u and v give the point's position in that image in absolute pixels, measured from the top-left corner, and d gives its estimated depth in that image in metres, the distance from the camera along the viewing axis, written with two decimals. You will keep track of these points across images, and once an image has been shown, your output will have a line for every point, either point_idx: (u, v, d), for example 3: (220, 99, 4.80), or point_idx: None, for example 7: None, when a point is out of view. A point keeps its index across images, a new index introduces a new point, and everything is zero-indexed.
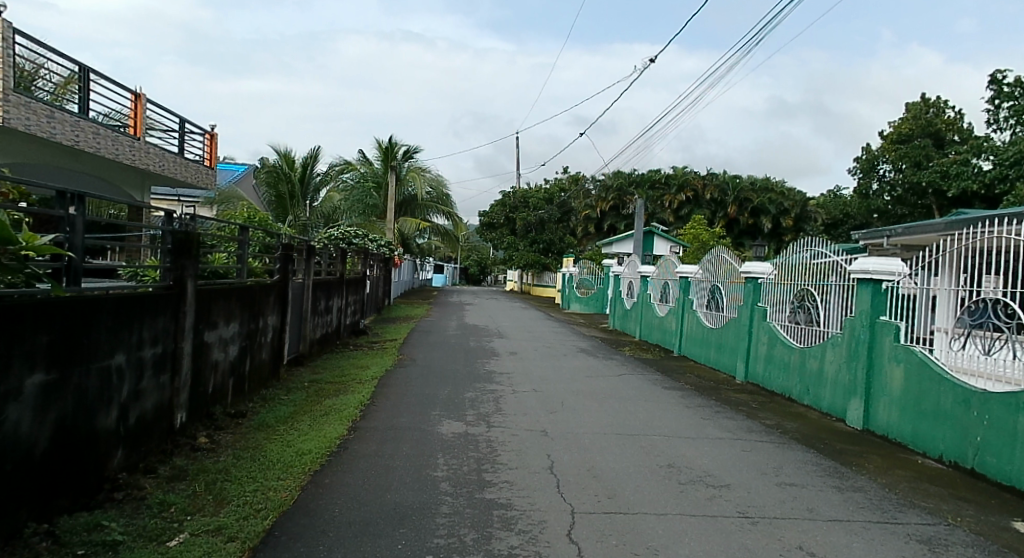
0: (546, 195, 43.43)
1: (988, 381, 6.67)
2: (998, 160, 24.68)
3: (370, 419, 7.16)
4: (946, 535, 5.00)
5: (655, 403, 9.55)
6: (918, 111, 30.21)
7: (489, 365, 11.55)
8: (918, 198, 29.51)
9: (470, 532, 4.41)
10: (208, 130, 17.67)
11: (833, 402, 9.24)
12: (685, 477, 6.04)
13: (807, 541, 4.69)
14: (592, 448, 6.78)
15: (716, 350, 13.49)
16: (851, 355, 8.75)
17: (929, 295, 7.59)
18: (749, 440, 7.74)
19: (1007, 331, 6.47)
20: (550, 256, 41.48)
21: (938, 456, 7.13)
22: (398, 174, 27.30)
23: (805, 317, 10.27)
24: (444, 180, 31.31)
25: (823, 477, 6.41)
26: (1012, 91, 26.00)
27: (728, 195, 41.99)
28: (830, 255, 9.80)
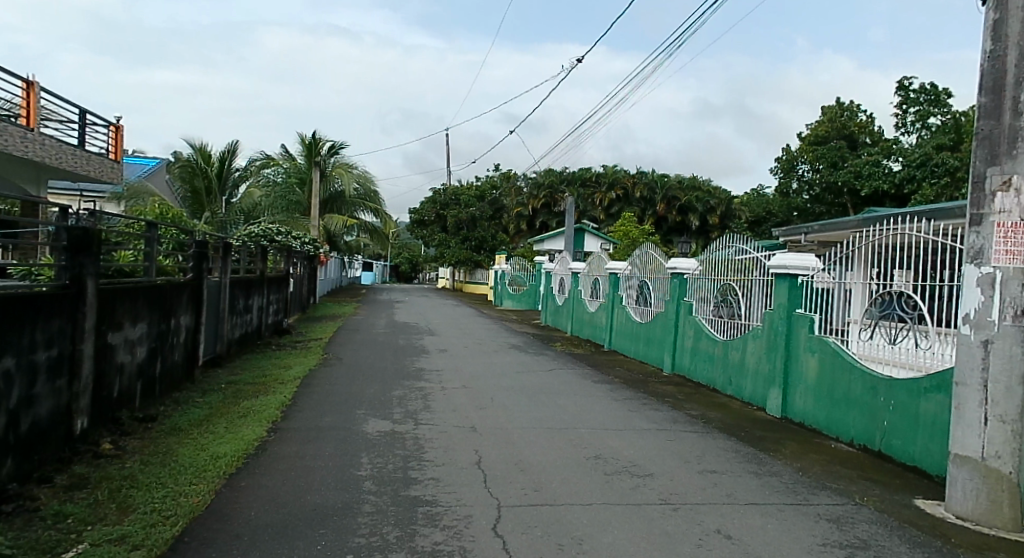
0: (477, 193, 43.46)
1: (894, 367, 7.07)
2: (906, 161, 26.55)
3: (292, 420, 7.02)
4: (853, 514, 5.26)
5: (583, 396, 9.69)
6: (833, 114, 31.45)
7: (418, 363, 11.49)
8: (835, 197, 30.81)
9: (393, 530, 4.37)
10: (112, 121, 16.88)
11: (754, 391, 9.60)
12: (611, 468, 6.17)
13: (724, 525, 4.86)
14: (520, 443, 6.84)
15: (645, 344, 13.82)
16: (770, 347, 9.11)
17: (842, 288, 7.94)
18: (673, 430, 7.94)
19: (910, 321, 6.84)
20: (482, 253, 41.50)
21: (849, 441, 7.50)
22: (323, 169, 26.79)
23: (728, 311, 10.60)
24: (372, 176, 30.83)
25: (743, 464, 6.65)
26: (918, 97, 27.54)
27: (657, 194, 42.82)
28: (751, 252, 10.12)
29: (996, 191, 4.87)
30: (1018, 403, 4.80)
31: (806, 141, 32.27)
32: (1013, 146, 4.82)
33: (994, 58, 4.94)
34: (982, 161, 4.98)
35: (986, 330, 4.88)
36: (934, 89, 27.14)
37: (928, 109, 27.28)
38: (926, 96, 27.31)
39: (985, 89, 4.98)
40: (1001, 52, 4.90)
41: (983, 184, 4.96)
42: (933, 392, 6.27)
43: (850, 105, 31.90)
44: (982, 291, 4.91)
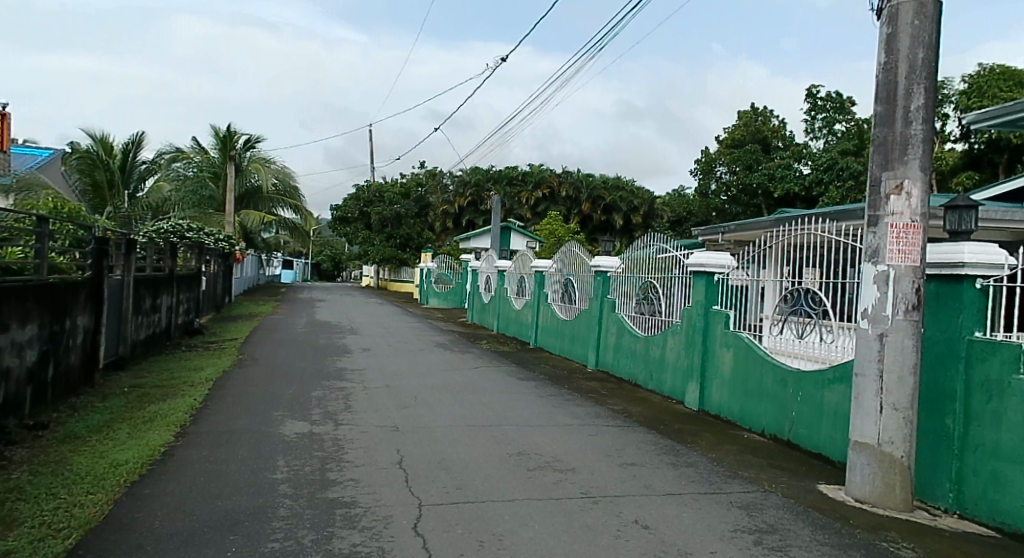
0: (402, 190, 42.96)
1: (800, 360, 7.40)
2: (816, 165, 27.80)
3: (202, 423, 6.76)
4: (762, 500, 5.48)
5: (507, 393, 9.73)
6: (748, 118, 32.61)
7: (340, 362, 11.28)
8: (751, 197, 31.93)
9: (309, 533, 4.28)
10: None
11: (673, 385, 9.87)
12: (533, 463, 6.21)
13: (641, 515, 4.96)
14: (443, 441, 6.81)
15: (570, 341, 14.00)
16: (688, 342, 9.38)
17: (755, 285, 8.25)
18: (595, 425, 8.07)
19: (816, 316, 7.17)
20: (407, 251, 41.09)
21: (761, 431, 7.81)
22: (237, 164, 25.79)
23: (649, 309, 10.85)
24: (291, 172, 30.01)
25: (661, 455, 6.82)
26: (825, 105, 28.94)
27: (582, 193, 43.33)
28: (671, 251, 10.37)
29: (889, 194, 5.16)
30: (909, 391, 5.10)
31: (723, 144, 33.36)
32: (905, 152, 5.11)
33: (887, 69, 5.24)
34: (878, 166, 5.27)
35: (882, 324, 5.16)
36: (839, 97, 28.57)
37: (834, 116, 28.67)
38: (833, 104, 28.68)
39: (880, 97, 5.27)
40: (894, 63, 5.20)
41: (878, 187, 5.25)
42: (836, 383, 6.59)
43: (765, 110, 33.15)
44: (878, 287, 5.20)
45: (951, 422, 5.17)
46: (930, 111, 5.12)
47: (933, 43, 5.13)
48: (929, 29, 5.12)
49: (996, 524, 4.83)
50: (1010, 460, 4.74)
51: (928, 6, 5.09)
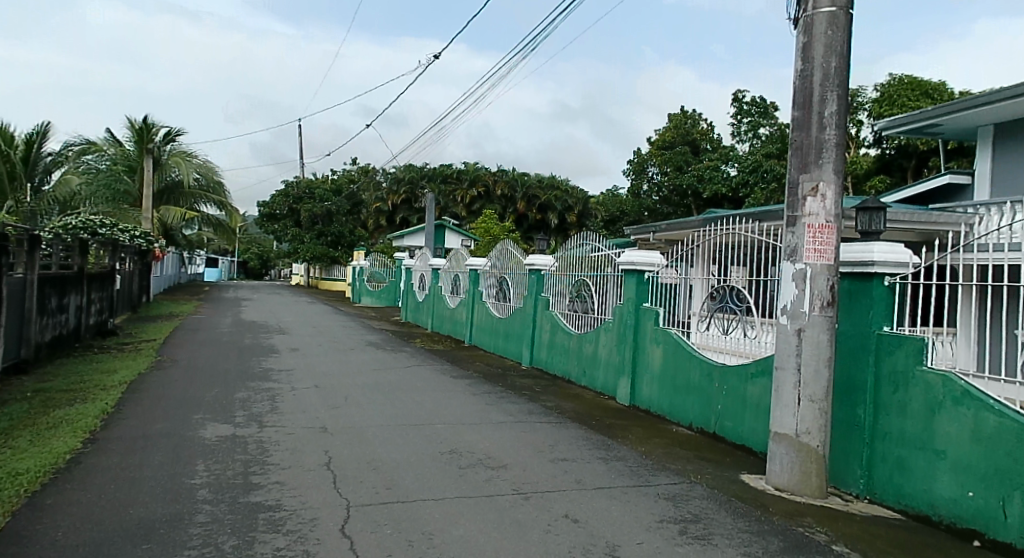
0: (333, 186, 42.07)
1: (726, 355, 7.64)
2: (742, 167, 28.68)
3: (114, 428, 6.45)
4: (688, 491, 5.60)
5: (439, 392, 9.66)
6: (678, 121, 33.31)
7: (266, 363, 10.97)
8: (681, 197, 32.63)
9: (230, 539, 4.13)
10: None
11: (605, 381, 10.01)
12: (465, 461, 6.17)
13: (571, 510, 4.99)
14: (373, 441, 6.70)
15: (504, 339, 14.02)
16: (620, 339, 9.52)
17: (683, 282, 8.43)
18: (528, 422, 8.10)
19: (740, 313, 7.40)
20: (339, 249, 40.37)
21: (689, 424, 7.99)
22: (157, 158, 24.86)
23: (582, 306, 10.96)
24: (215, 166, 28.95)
25: (592, 450, 6.89)
26: (750, 109, 29.87)
27: (517, 192, 43.32)
28: (602, 249, 10.47)
29: (806, 196, 5.36)
30: (825, 383, 5.30)
31: (654, 146, 34.03)
32: (821, 156, 5.30)
33: (804, 76, 5.43)
34: (796, 169, 5.46)
35: (800, 320, 5.35)
36: (763, 101, 29.56)
37: (759, 120, 29.64)
38: (759, 109, 29.63)
39: (797, 103, 5.45)
40: (810, 71, 5.38)
41: (797, 189, 5.44)
42: (758, 377, 6.80)
43: (693, 114, 33.87)
44: (796, 284, 5.37)
45: (862, 412, 5.40)
46: (843, 116, 5.33)
47: (845, 52, 5.33)
48: (841, 40, 5.32)
49: (902, 507, 5.09)
50: (915, 447, 4.99)
51: (841, 17, 5.30)
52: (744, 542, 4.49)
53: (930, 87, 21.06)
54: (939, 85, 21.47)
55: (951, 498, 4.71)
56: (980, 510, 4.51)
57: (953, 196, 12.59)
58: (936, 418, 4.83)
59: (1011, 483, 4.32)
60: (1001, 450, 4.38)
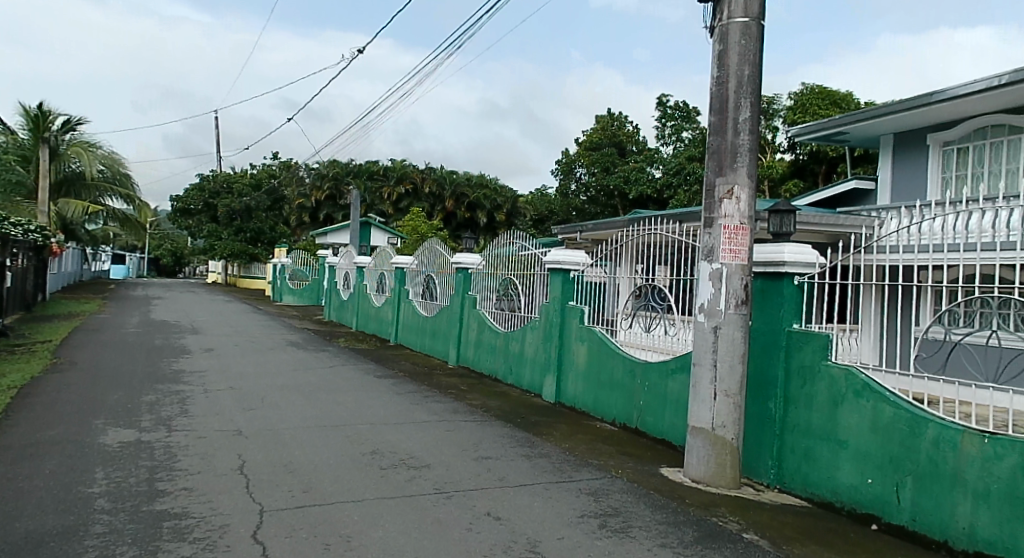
0: (253, 180, 40.28)
1: (648, 352, 7.72)
2: (666, 169, 29.40)
3: (3, 437, 6.01)
4: (609, 486, 5.64)
5: (362, 392, 9.45)
6: (605, 123, 33.75)
7: (176, 364, 10.49)
8: (608, 198, 33.09)
9: (130, 550, 3.89)
10: None
11: (531, 379, 10.02)
12: (387, 462, 6.04)
13: (494, 507, 4.94)
14: (290, 443, 6.48)
15: (431, 338, 13.88)
16: (546, 337, 9.54)
17: (610, 281, 8.49)
18: (452, 421, 8.01)
19: (661, 311, 7.53)
20: (259, 246, 39.12)
21: (612, 420, 8.08)
22: (52, 145, 23.14)
23: (509, 305, 10.93)
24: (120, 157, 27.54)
25: (516, 447, 6.87)
26: (674, 113, 30.60)
27: (445, 190, 42.81)
28: (529, 249, 10.42)
29: (722, 198, 5.47)
30: (739, 378, 5.44)
31: (582, 146, 34.41)
32: (736, 159, 5.44)
33: (720, 83, 5.55)
34: (712, 171, 5.58)
35: (716, 317, 5.46)
36: (686, 106, 30.33)
37: (682, 124, 30.40)
38: (682, 113, 30.37)
39: (713, 108, 5.57)
40: (725, 78, 5.52)
41: (713, 192, 5.56)
42: (678, 373, 6.93)
43: (620, 117, 34.24)
44: (713, 283, 5.49)
45: (773, 405, 5.57)
46: (756, 122, 5.48)
47: (757, 61, 5.49)
48: (754, 49, 5.48)
49: (808, 495, 5.28)
50: (820, 437, 5.19)
51: (753, 27, 5.46)
52: (661, 533, 4.55)
53: (839, 97, 22.10)
54: (847, 95, 22.59)
55: (852, 485, 4.92)
56: (877, 496, 4.72)
57: (859, 200, 13.20)
58: (839, 410, 5.03)
59: (905, 469, 4.54)
60: (897, 439, 4.59)
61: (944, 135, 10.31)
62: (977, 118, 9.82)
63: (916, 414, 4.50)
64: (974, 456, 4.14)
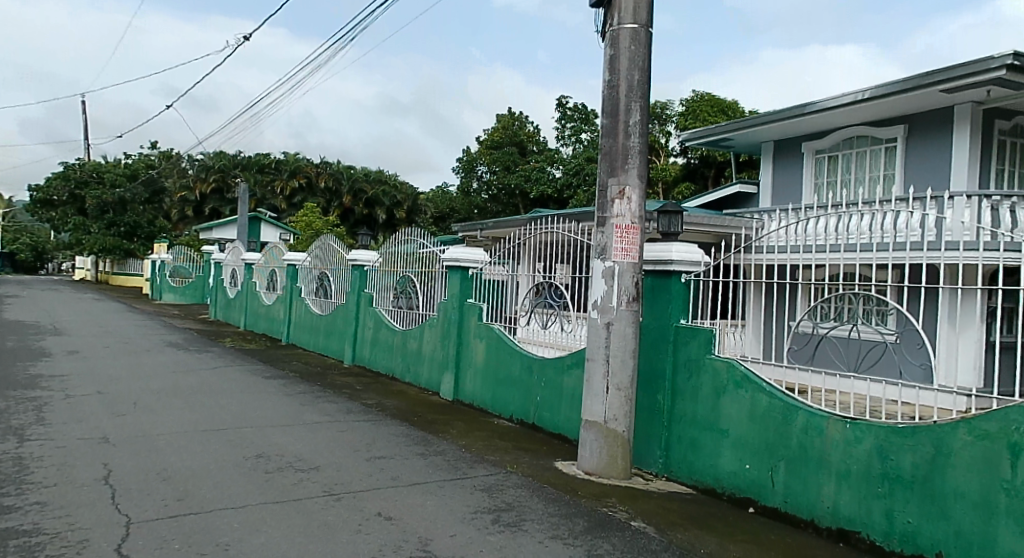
0: (128, 171, 37.95)
1: (545, 348, 7.84)
2: (565, 170, 29.97)
3: None
4: (503, 481, 5.67)
5: (248, 393, 9.07)
6: (506, 122, 33.96)
7: (34, 369, 9.68)
8: (509, 197, 33.30)
9: None
10: None
11: (429, 378, 9.95)
12: (272, 465, 5.82)
13: (385, 507, 4.86)
14: (166, 450, 6.12)
15: (325, 337, 13.51)
16: (444, 335, 9.49)
17: (510, 278, 8.52)
18: (345, 421, 7.82)
19: (557, 308, 7.67)
20: (134, 240, 36.80)
21: (509, 416, 8.14)
22: None
23: (407, 303, 10.79)
24: None
25: (410, 446, 6.79)
26: (574, 115, 31.20)
27: (342, 185, 41.75)
28: (427, 246, 10.28)
29: (614, 198, 5.61)
30: (630, 373, 5.60)
31: (483, 145, 34.48)
32: (627, 161, 5.59)
33: (611, 86, 5.69)
34: (605, 172, 5.71)
35: (608, 314, 5.59)
36: (585, 109, 30.95)
37: (580, 126, 31.01)
38: (580, 115, 31.00)
39: (605, 111, 5.70)
40: (616, 82, 5.66)
41: (605, 192, 5.69)
42: (574, 368, 7.06)
43: (521, 116, 34.59)
44: (606, 281, 5.61)
45: (662, 397, 5.77)
46: (645, 126, 5.65)
47: (646, 67, 5.66)
48: (643, 54, 5.65)
49: (693, 482, 5.50)
50: (704, 427, 5.42)
51: (642, 34, 5.63)
52: (552, 525, 4.62)
53: (726, 105, 23.23)
54: (733, 104, 23.82)
55: (732, 471, 5.16)
56: (754, 481, 4.98)
57: (744, 204, 13.91)
58: (721, 401, 5.27)
59: (778, 454, 4.81)
60: (771, 427, 4.86)
61: (817, 144, 11.01)
62: (845, 128, 10.55)
63: (788, 402, 4.77)
64: (838, 440, 4.44)
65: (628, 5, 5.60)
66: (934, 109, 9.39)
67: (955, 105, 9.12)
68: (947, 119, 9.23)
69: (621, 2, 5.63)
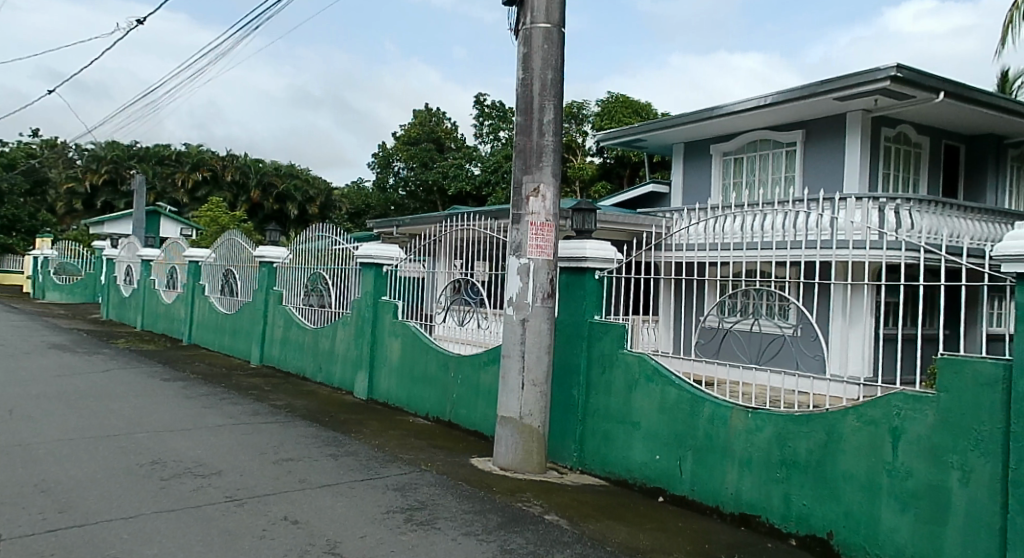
0: (7, 160, 35.31)
1: (462, 345, 7.83)
2: (484, 167, 30.00)
3: None
4: (416, 480, 5.62)
5: (144, 397, 8.62)
6: (423, 118, 33.71)
7: None
8: (427, 194, 32.98)
9: None
10: None
11: (342, 377, 9.75)
12: (169, 472, 5.55)
13: (292, 511, 4.73)
14: (49, 460, 5.74)
15: (231, 336, 13.01)
16: (357, 333, 9.32)
17: (429, 275, 8.40)
18: (251, 423, 7.55)
19: (474, 305, 7.65)
20: (15, 235, 34.28)
21: (425, 413, 8.08)
22: None
23: (319, 301, 10.53)
24: None
25: (321, 448, 6.63)
26: (491, 112, 31.28)
27: (250, 179, 40.30)
28: (339, 243, 10.03)
29: (529, 196, 5.64)
30: (544, 368, 5.65)
31: (400, 141, 34.05)
32: (541, 159, 5.63)
33: (525, 85, 5.72)
34: (519, 170, 5.73)
35: (524, 310, 5.62)
36: (502, 106, 31.07)
37: (498, 124, 31.09)
38: (498, 112, 31.10)
39: (519, 109, 5.73)
40: (530, 80, 5.69)
41: (520, 189, 5.71)
42: (490, 365, 7.07)
43: (438, 112, 34.39)
44: (521, 278, 5.64)
45: (577, 392, 5.86)
46: (559, 125, 5.71)
47: (559, 67, 5.72)
48: (555, 54, 5.70)
49: (606, 474, 5.61)
50: (617, 420, 5.53)
51: (554, 34, 5.68)
52: (466, 522, 4.61)
53: (640, 106, 23.82)
54: (646, 106, 24.44)
55: (643, 462, 5.30)
56: (663, 470, 5.13)
57: (654, 203, 14.31)
58: (633, 394, 5.39)
59: (686, 445, 4.96)
60: (680, 419, 5.02)
61: (723, 146, 11.43)
62: (749, 132, 11.02)
63: (695, 394, 4.94)
64: (741, 430, 4.63)
65: (540, 4, 5.65)
66: (828, 116, 9.93)
67: (847, 112, 9.66)
68: (841, 125, 9.77)
69: (533, 1, 5.67)
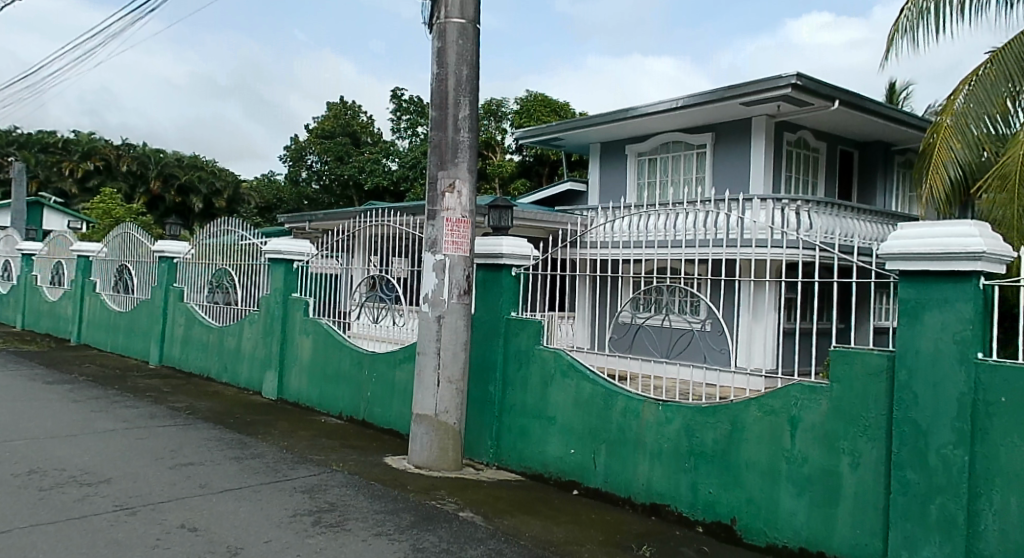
0: None
1: (376, 342, 7.69)
2: (402, 162, 29.58)
3: None
4: (326, 481, 5.46)
5: (26, 402, 8.03)
6: (338, 111, 32.89)
7: None
8: (342, 188, 32.18)
9: None
10: None
11: (250, 376, 9.39)
12: (51, 481, 5.19)
13: (189, 518, 4.50)
14: None
15: (126, 336, 12.31)
16: (266, 331, 8.99)
17: (342, 272, 8.18)
18: (147, 427, 7.16)
19: (388, 302, 7.53)
20: None
21: (338, 412, 7.88)
22: None
23: (224, 298, 10.10)
24: None
25: (225, 450, 6.35)
26: (410, 107, 30.91)
27: (149, 170, 38.25)
28: (247, 238, 9.65)
29: (444, 191, 5.57)
30: (460, 365, 5.61)
31: (313, 134, 33.12)
32: (456, 155, 5.57)
33: (439, 79, 5.64)
34: (434, 166, 5.65)
35: (439, 307, 5.55)
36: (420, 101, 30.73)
37: (416, 118, 30.71)
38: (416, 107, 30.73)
39: (434, 103, 5.64)
40: (444, 76, 5.62)
41: (435, 185, 5.62)
42: (405, 362, 6.97)
43: (354, 105, 33.66)
44: (436, 274, 5.56)
45: (493, 388, 5.84)
46: (475, 121, 5.66)
47: (474, 63, 5.67)
48: (470, 49, 5.65)
49: (522, 469, 5.62)
50: (533, 415, 5.55)
51: (469, 30, 5.63)
52: (376, 522, 4.51)
53: (559, 105, 24.03)
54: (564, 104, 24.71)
55: (558, 456, 5.34)
56: (578, 464, 5.18)
57: (568, 201, 14.47)
58: (549, 389, 5.42)
59: (600, 438, 5.03)
60: (594, 413, 5.08)
61: (637, 146, 11.67)
62: (660, 133, 11.31)
63: (609, 388, 5.01)
64: (651, 422, 4.72)
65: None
66: (735, 119, 10.31)
67: (752, 117, 10.07)
68: (746, 128, 10.16)
69: None
